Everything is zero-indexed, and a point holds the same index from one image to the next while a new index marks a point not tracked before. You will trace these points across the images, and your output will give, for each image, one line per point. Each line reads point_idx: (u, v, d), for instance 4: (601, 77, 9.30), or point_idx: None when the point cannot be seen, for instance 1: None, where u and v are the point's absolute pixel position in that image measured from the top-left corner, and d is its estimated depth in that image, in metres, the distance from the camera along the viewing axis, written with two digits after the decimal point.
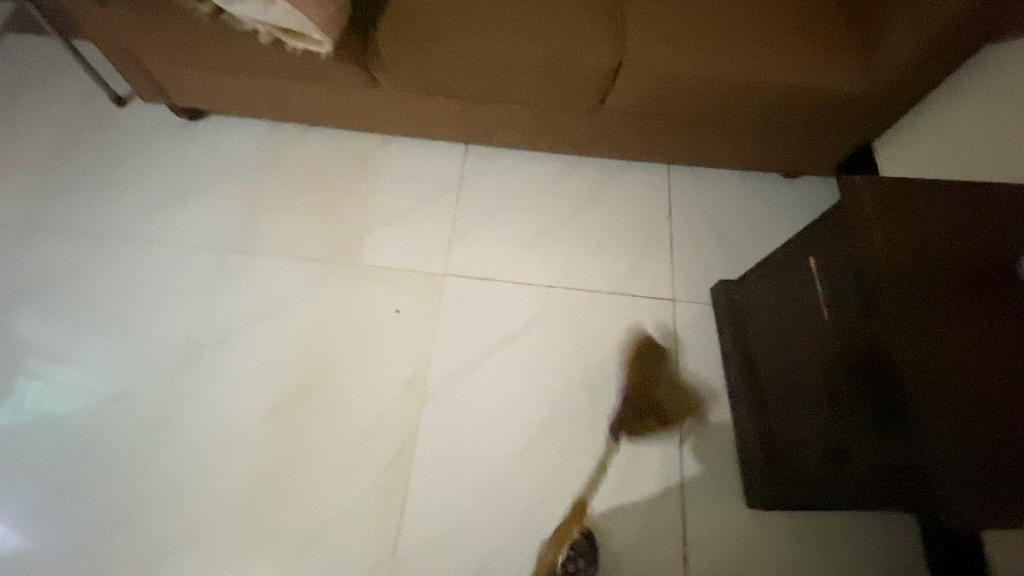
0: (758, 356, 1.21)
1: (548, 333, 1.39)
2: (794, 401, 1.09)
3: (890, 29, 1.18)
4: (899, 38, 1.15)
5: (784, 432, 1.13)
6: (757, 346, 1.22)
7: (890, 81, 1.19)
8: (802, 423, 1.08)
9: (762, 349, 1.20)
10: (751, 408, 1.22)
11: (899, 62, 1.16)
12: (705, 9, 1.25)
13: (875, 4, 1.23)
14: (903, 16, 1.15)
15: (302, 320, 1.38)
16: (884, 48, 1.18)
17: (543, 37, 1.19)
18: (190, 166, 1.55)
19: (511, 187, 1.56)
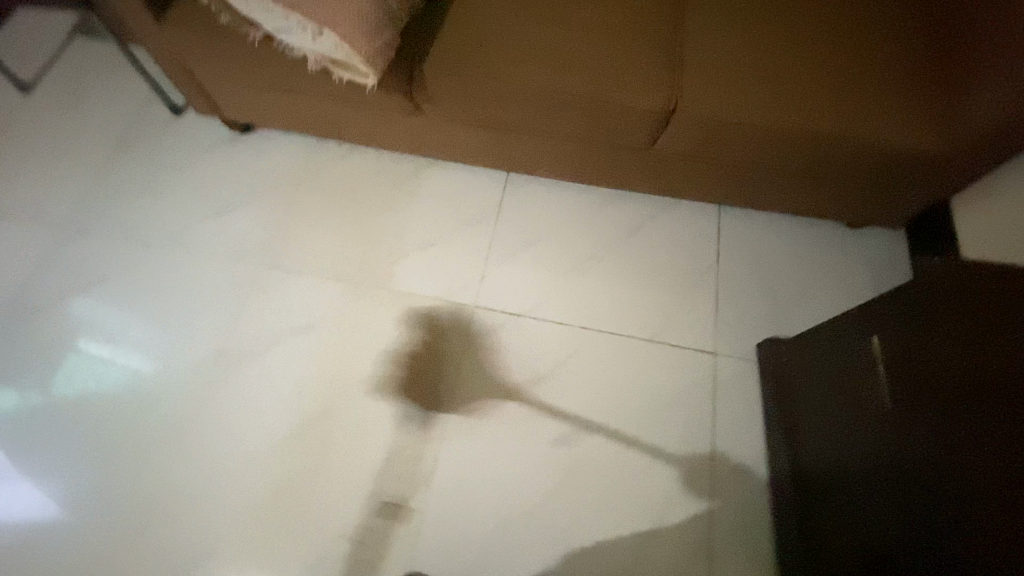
0: (804, 427, 1.13)
1: (576, 375, 1.33)
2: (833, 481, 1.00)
3: (981, 84, 1.06)
4: (989, 95, 1.04)
5: (820, 514, 1.04)
6: (802, 415, 1.14)
7: (977, 140, 1.08)
8: (837, 506, 0.98)
9: (808, 420, 1.11)
10: (792, 482, 1.14)
11: (988, 121, 1.04)
12: (770, 51, 1.17)
13: (966, 54, 1.12)
14: (997, 71, 1.04)
15: (330, 341, 1.38)
16: (972, 105, 1.07)
17: (593, 77, 1.14)
18: (236, 178, 1.57)
19: (550, 219, 1.51)
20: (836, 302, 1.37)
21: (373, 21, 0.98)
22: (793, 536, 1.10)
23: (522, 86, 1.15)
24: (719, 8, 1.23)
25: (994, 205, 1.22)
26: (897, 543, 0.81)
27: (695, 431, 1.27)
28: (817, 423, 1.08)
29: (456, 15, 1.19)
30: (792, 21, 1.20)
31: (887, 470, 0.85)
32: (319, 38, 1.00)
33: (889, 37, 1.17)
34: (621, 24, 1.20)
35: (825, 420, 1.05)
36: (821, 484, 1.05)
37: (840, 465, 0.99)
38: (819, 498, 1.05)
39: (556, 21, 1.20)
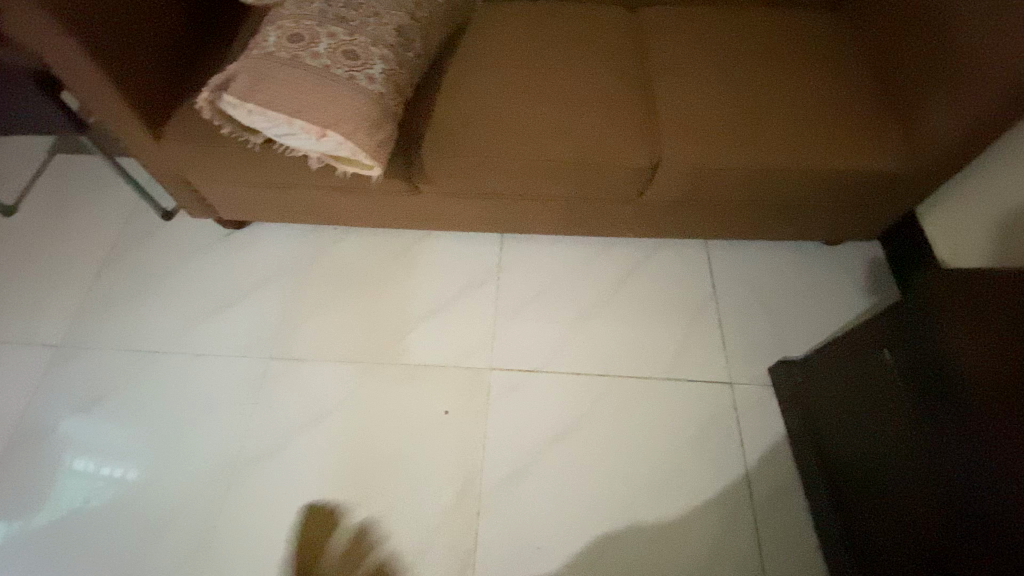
0: (830, 438, 1.16)
1: (603, 424, 1.34)
2: (869, 486, 1.03)
3: (926, 110, 1.18)
4: (936, 118, 1.15)
5: (861, 520, 1.06)
6: (828, 427, 1.17)
7: (934, 158, 1.18)
8: (877, 509, 1.01)
9: (834, 430, 1.15)
10: (830, 493, 1.16)
11: (941, 141, 1.15)
12: (736, 100, 1.28)
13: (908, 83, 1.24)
14: (939, 97, 1.15)
15: (351, 426, 1.35)
16: (923, 127, 1.18)
17: (580, 142, 1.23)
18: (234, 273, 1.58)
19: (549, 272, 1.56)
20: (831, 316, 1.45)
21: (374, 119, 1.04)
22: (841, 549, 1.12)
23: (515, 158, 1.23)
24: (682, 66, 1.35)
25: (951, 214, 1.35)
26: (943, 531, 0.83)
27: (727, 463, 1.29)
28: (841, 429, 1.12)
29: (445, 100, 1.27)
30: (749, 71, 1.32)
31: (921, 458, 0.89)
32: (323, 139, 1.05)
33: (836, 76, 1.31)
34: (596, 91, 1.30)
35: (850, 425, 1.09)
36: (857, 487, 1.07)
37: (872, 466, 1.03)
38: (858, 502, 1.07)
39: (537, 95, 1.29)
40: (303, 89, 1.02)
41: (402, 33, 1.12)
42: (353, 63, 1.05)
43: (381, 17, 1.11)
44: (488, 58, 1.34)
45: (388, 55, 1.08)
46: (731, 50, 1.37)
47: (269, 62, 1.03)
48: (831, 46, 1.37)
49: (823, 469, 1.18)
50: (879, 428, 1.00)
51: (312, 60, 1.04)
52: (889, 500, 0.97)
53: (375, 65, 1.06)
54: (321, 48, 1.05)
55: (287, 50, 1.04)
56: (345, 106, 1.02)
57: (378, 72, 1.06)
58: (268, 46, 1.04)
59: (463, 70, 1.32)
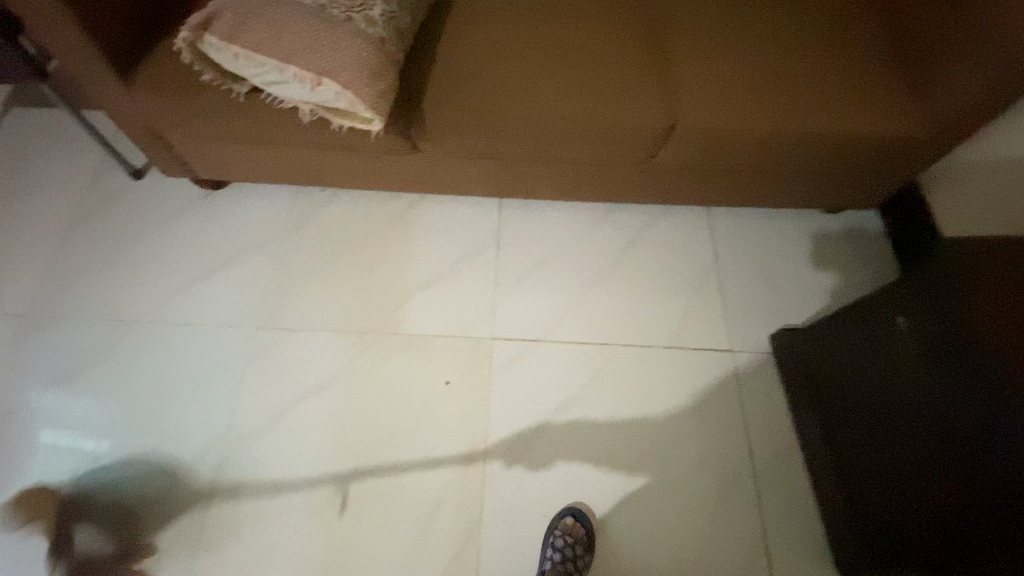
0: (829, 399, 1.18)
1: (608, 394, 1.33)
2: (869, 440, 1.07)
3: (946, 74, 1.15)
4: (955, 82, 1.13)
5: (858, 472, 1.09)
6: (827, 388, 1.19)
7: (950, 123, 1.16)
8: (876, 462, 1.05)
9: (834, 391, 1.17)
10: (825, 450, 1.19)
11: (960, 105, 1.13)
12: (753, 61, 1.23)
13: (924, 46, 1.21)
14: (958, 59, 1.13)
15: (351, 397, 1.31)
16: (942, 91, 1.16)
17: (592, 101, 1.17)
18: (217, 239, 1.48)
19: (550, 239, 1.51)
20: (833, 286, 1.44)
21: (376, 67, 0.95)
22: (837, 502, 1.16)
23: (525, 117, 1.16)
24: (696, 23, 1.28)
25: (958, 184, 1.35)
26: (963, 505, 0.86)
27: (730, 432, 1.30)
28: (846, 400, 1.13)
29: (447, 53, 1.19)
30: (766, 30, 1.27)
31: (931, 414, 0.93)
32: (318, 88, 0.95)
33: (852, 38, 1.27)
34: (606, 45, 1.23)
35: (854, 392, 1.11)
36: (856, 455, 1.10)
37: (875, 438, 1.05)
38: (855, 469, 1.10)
39: (547, 49, 1.21)
40: (296, 31, 0.92)
41: None
42: (351, 3, 0.95)
43: None
44: (491, 8, 1.25)
45: None
46: (745, 7, 1.31)
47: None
48: (846, 6, 1.32)
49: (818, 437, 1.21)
50: (885, 387, 1.03)
51: None
52: (891, 452, 1.01)
53: (374, 6, 0.96)
54: None
55: None
56: (344, 52, 0.93)
57: (378, 14, 0.96)
58: None
59: (465, 20, 1.23)
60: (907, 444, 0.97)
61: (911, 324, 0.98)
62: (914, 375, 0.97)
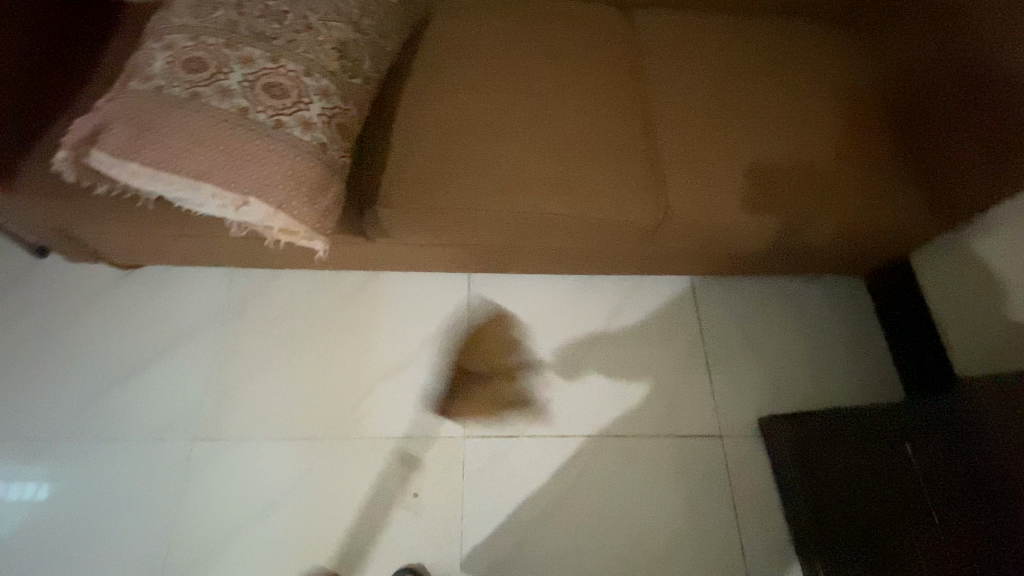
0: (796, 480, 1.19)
1: (591, 493, 1.23)
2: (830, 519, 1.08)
3: (955, 160, 1.10)
4: (970, 168, 1.07)
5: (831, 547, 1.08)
6: (794, 473, 1.19)
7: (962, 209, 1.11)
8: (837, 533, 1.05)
9: (798, 473, 1.18)
10: (821, 548, 1.10)
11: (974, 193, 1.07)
12: (750, 143, 1.15)
13: (928, 126, 1.15)
14: (974, 145, 1.07)
15: (310, 514, 1.16)
16: (956, 176, 1.10)
17: (583, 196, 1.06)
18: (143, 330, 1.29)
19: (524, 315, 1.38)
20: (820, 359, 1.37)
21: (316, 180, 0.78)
22: None
23: (509, 216, 1.04)
24: (681, 96, 1.20)
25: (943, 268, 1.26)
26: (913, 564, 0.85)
27: (721, 529, 1.22)
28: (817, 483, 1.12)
29: (405, 138, 1.04)
30: (756, 107, 1.19)
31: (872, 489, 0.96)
32: (245, 208, 0.78)
33: (846, 114, 1.20)
34: (592, 128, 1.13)
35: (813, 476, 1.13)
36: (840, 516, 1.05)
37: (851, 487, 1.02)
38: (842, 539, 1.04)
39: (524, 133, 1.09)
40: (212, 143, 0.74)
41: (345, 54, 0.85)
42: (281, 102, 0.78)
43: (315, 30, 0.83)
44: (458, 82, 1.11)
45: (328, 88, 0.81)
46: (733, 77, 1.23)
47: (155, 102, 0.74)
48: (841, 75, 1.26)
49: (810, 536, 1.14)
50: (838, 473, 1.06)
51: (221, 99, 0.76)
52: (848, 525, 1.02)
53: (311, 103, 0.79)
54: (232, 80, 0.76)
55: (182, 85, 0.75)
56: (275, 166, 0.76)
57: (315, 113, 0.79)
58: (155, 78, 0.75)
59: (425, 98, 1.09)
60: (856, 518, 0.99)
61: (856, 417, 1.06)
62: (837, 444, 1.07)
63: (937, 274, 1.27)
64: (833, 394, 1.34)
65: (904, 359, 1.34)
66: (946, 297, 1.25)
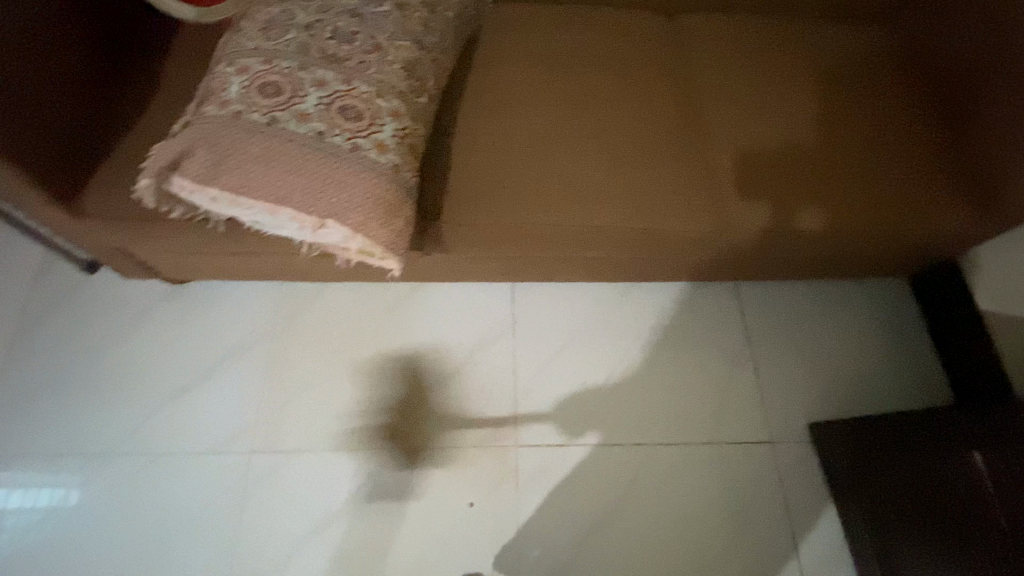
0: (841, 481, 1.21)
1: (644, 504, 1.23)
2: (877, 512, 1.11)
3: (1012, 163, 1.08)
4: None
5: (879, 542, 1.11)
6: (839, 473, 1.21)
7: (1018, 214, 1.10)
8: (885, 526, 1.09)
9: (844, 474, 1.20)
10: (877, 552, 1.11)
11: None
12: (799, 148, 1.15)
13: (983, 128, 1.14)
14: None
15: (367, 527, 1.18)
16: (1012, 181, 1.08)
17: (635, 205, 1.06)
18: (194, 343, 1.30)
19: (570, 323, 1.38)
20: (868, 363, 1.37)
21: (390, 203, 0.79)
22: None
23: (563, 228, 1.03)
24: (732, 103, 1.19)
25: (1002, 263, 1.22)
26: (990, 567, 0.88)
27: (773, 535, 1.22)
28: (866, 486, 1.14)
29: (462, 153, 1.04)
30: (806, 112, 1.18)
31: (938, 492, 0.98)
32: (321, 231, 0.78)
33: (899, 118, 1.19)
34: (642, 136, 1.12)
35: (857, 474, 1.16)
36: (906, 516, 1.04)
37: (915, 490, 1.03)
38: (895, 538, 1.07)
39: (577, 145, 1.09)
40: (290, 168, 0.75)
41: (412, 73, 0.85)
42: (355, 124, 0.78)
43: (384, 51, 0.83)
44: (510, 95, 1.12)
45: (400, 109, 0.81)
46: (782, 84, 1.22)
47: (235, 127, 0.75)
48: (889, 77, 1.24)
49: (862, 537, 1.16)
50: (891, 473, 1.08)
51: (298, 123, 0.76)
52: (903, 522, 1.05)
53: (383, 125, 0.79)
54: (308, 104, 0.77)
55: (260, 110, 0.76)
56: (352, 188, 0.76)
57: (389, 135, 0.79)
58: (233, 104, 0.76)
59: (479, 112, 1.09)
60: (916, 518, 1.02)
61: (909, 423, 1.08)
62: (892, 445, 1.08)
63: (995, 270, 1.23)
64: (882, 400, 1.34)
65: (954, 363, 1.33)
66: (1007, 292, 1.20)
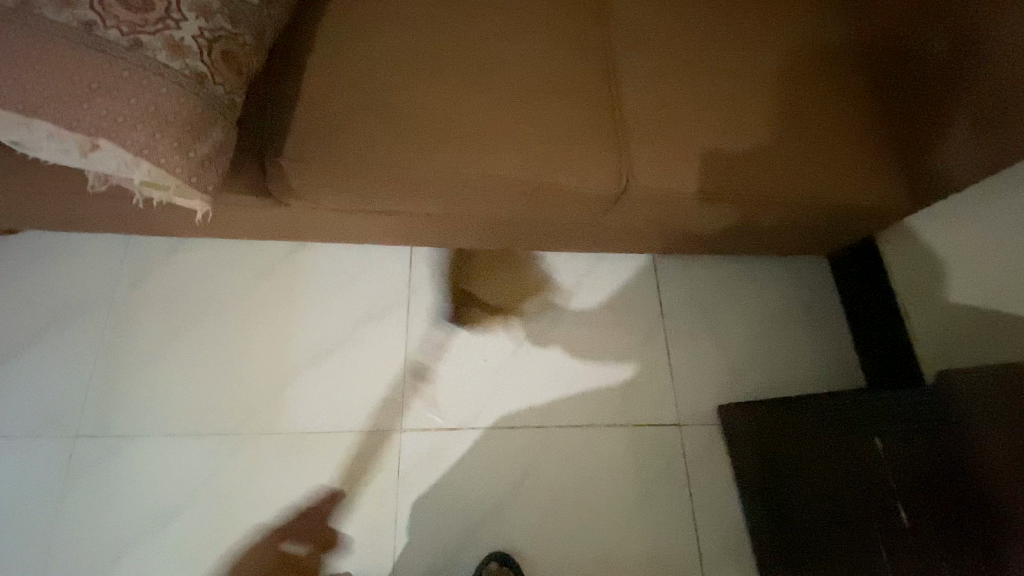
0: (748, 469, 1.14)
1: (539, 490, 1.13)
2: (779, 501, 1.06)
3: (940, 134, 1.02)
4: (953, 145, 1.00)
5: (783, 530, 1.06)
6: (745, 459, 1.15)
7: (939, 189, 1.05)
8: (788, 516, 1.04)
9: (750, 460, 1.14)
10: (781, 541, 1.06)
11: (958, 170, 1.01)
12: (716, 103, 1.04)
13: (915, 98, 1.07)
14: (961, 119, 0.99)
15: (216, 523, 1.01)
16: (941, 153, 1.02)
17: (530, 155, 0.93)
18: (15, 306, 1.09)
19: (473, 292, 1.25)
20: (782, 344, 1.31)
21: (189, 122, 0.62)
22: None
23: (446, 178, 0.89)
24: (652, 50, 1.07)
25: (917, 240, 1.17)
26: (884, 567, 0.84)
27: (675, 524, 1.15)
28: (774, 473, 1.07)
29: (325, 83, 0.87)
30: (728, 66, 1.08)
31: (826, 496, 0.95)
32: (96, 153, 0.61)
33: (827, 80, 1.10)
34: (547, 79, 0.99)
35: (766, 463, 1.09)
36: (803, 507, 1.01)
37: (809, 486, 0.99)
38: (801, 526, 1.01)
39: (471, 85, 0.94)
40: (42, 65, 0.58)
41: None
42: (140, 16, 0.60)
43: None
44: (393, 22, 0.96)
45: (209, 4, 0.64)
46: (709, 36, 1.11)
47: None
48: (820, 35, 1.15)
49: (773, 528, 1.08)
50: (785, 461, 1.05)
51: (56, 7, 0.58)
52: (797, 513, 1.02)
53: (181, 20, 0.62)
54: None
55: None
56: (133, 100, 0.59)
57: (190, 35, 0.62)
58: None
59: (350, 37, 0.92)
60: (807, 511, 1.00)
61: (779, 415, 1.06)
62: (780, 437, 1.06)
63: (914, 246, 1.18)
64: (793, 383, 1.28)
65: (866, 345, 1.29)
66: (921, 270, 1.16)
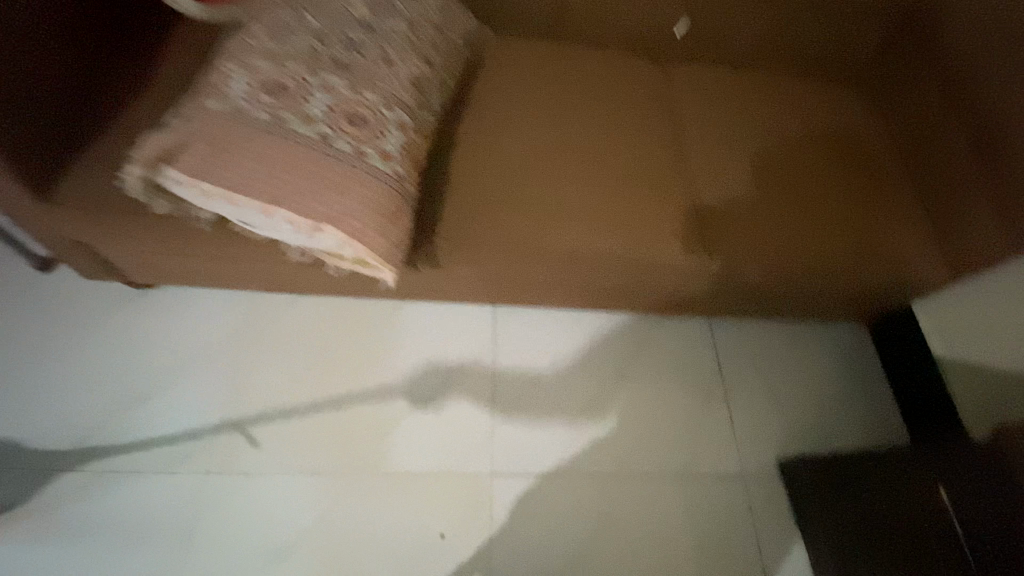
0: (811, 519, 1.22)
1: (618, 535, 1.21)
2: (839, 547, 1.13)
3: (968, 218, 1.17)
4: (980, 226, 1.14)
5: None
6: (808, 510, 1.23)
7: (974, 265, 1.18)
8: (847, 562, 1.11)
9: (813, 512, 1.21)
10: None
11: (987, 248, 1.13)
12: (772, 189, 1.22)
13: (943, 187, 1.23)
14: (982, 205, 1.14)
15: (326, 560, 1.09)
16: (971, 233, 1.16)
17: (622, 232, 1.09)
18: (153, 349, 1.22)
19: (549, 346, 1.38)
20: (831, 403, 1.42)
21: (390, 212, 0.78)
22: None
23: (552, 250, 1.04)
24: (714, 145, 1.27)
25: (948, 314, 1.31)
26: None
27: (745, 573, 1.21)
28: (835, 523, 1.14)
29: (459, 177, 1.06)
30: (779, 158, 1.27)
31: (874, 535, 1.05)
32: (316, 234, 0.77)
33: (863, 171, 1.28)
34: (631, 168, 1.18)
35: (825, 512, 1.17)
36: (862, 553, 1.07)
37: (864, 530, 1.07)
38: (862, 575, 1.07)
39: (571, 175, 1.12)
40: (291, 167, 0.74)
41: (420, 88, 0.86)
42: (361, 131, 0.78)
43: (394, 65, 0.84)
44: (507, 123, 1.16)
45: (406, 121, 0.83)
46: (763, 134, 1.30)
47: (238, 124, 0.74)
48: (853, 133, 1.35)
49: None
50: (840, 507, 1.13)
51: (303, 125, 0.76)
52: (853, 556, 1.09)
53: (388, 135, 0.80)
54: (314, 108, 0.77)
55: (265, 108, 0.75)
56: (353, 194, 0.76)
57: (393, 145, 0.80)
58: (237, 99, 0.75)
59: (475, 138, 1.12)
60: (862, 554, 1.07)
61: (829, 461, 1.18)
62: (834, 484, 1.16)
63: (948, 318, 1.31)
64: (845, 440, 1.38)
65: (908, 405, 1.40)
66: (955, 341, 1.29)
